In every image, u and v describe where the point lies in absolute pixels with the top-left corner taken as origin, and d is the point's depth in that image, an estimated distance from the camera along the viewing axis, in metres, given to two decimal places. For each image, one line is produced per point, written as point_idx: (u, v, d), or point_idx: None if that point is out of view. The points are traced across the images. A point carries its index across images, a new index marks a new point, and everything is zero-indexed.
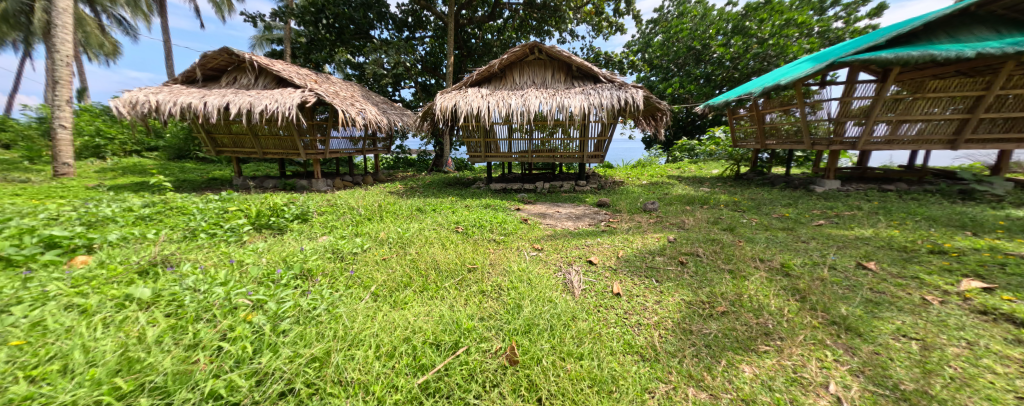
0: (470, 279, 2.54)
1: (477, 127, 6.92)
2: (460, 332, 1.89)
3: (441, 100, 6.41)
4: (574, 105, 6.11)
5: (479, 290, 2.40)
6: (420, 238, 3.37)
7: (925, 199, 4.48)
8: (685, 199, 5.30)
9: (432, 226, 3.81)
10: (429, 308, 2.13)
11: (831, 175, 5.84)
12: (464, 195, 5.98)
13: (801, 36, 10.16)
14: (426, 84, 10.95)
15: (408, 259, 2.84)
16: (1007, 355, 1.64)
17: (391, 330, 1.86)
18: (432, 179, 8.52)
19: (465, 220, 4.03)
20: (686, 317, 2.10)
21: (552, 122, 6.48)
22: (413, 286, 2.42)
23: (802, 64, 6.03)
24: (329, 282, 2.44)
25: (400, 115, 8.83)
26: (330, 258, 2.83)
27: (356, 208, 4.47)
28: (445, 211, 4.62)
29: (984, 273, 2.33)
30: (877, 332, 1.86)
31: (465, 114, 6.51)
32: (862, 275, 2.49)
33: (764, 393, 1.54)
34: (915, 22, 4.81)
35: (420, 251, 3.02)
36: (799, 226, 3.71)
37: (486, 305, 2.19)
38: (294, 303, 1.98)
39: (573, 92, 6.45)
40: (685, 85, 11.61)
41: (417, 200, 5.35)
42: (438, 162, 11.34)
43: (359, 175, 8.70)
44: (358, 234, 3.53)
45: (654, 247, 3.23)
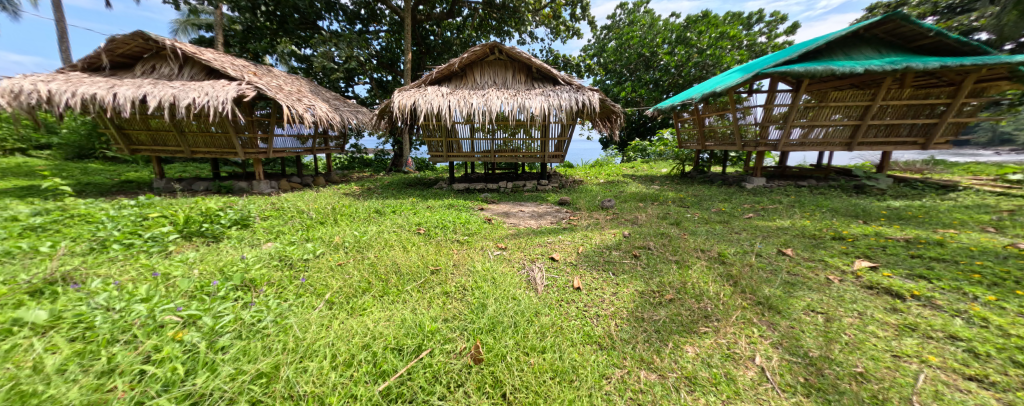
0: (434, 281, 2.53)
1: (437, 126, 6.81)
2: (424, 335, 1.89)
3: (399, 98, 6.26)
4: (534, 106, 6.23)
5: (443, 291, 2.40)
6: (383, 241, 3.29)
7: (829, 193, 5.21)
8: (637, 197, 5.64)
9: (392, 228, 3.72)
10: (390, 313, 2.10)
11: (759, 173, 6.53)
12: (425, 196, 5.90)
13: (733, 49, 11.33)
14: (382, 80, 10.63)
15: (367, 263, 2.77)
16: (886, 321, 1.97)
17: (349, 338, 1.82)
18: (391, 180, 8.30)
19: (427, 221, 3.97)
20: (640, 306, 2.27)
21: (514, 122, 6.57)
22: (373, 291, 2.37)
23: (734, 73, 6.67)
24: (276, 292, 2.30)
25: (354, 112, 8.46)
26: (278, 266, 2.67)
27: (306, 212, 4.23)
28: (406, 212, 4.51)
29: (871, 254, 2.78)
30: (793, 308, 2.15)
31: (425, 113, 6.40)
32: (785, 261, 2.83)
33: (704, 370, 1.73)
34: (820, 41, 5.55)
35: (381, 254, 2.96)
36: (733, 218, 4.14)
37: (450, 307, 2.20)
38: (235, 317, 1.86)
39: (534, 93, 6.57)
40: (637, 89, 12.31)
41: (377, 201, 5.14)
42: (395, 163, 11.03)
43: (309, 176, 8.18)
44: (309, 239, 3.35)
45: (611, 242, 3.43)
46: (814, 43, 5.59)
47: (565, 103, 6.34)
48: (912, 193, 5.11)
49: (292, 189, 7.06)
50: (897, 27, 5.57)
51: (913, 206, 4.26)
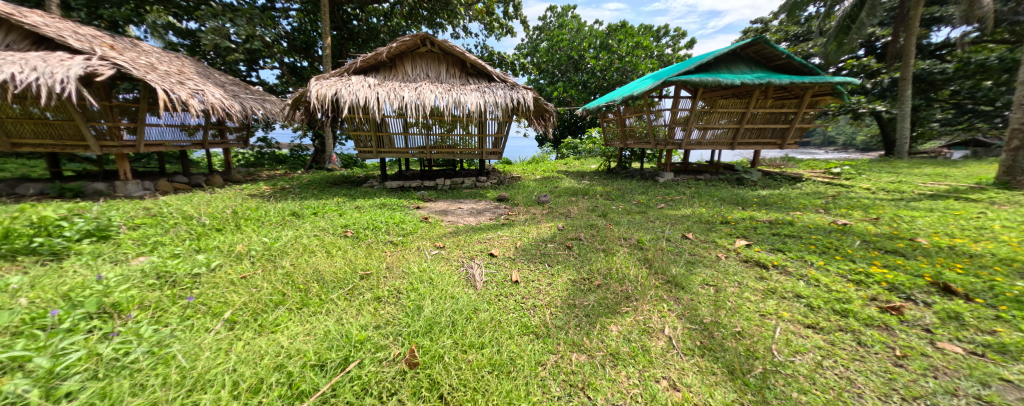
0: (363, 287, 2.43)
1: (365, 119, 6.42)
2: (351, 346, 1.82)
3: (318, 87, 5.76)
4: (469, 102, 6.21)
5: (374, 296, 2.32)
6: (302, 247, 3.03)
7: (719, 185, 6.14)
8: (569, 192, 5.98)
9: (313, 233, 3.43)
10: (310, 326, 1.97)
11: (669, 169, 7.40)
12: (353, 196, 5.54)
13: (647, 57, 12.61)
14: (295, 66, 9.67)
15: (283, 273, 2.54)
16: (756, 287, 2.43)
17: (256, 362, 1.66)
18: (311, 178, 7.57)
19: (355, 223, 3.75)
20: (572, 294, 2.46)
21: (449, 118, 6.47)
22: (289, 304, 2.19)
23: (647, 79, 7.46)
24: (152, 316, 1.96)
25: (257, 101, 7.52)
26: (153, 285, 2.27)
27: (196, 218, 3.65)
28: (329, 214, 4.19)
29: (748, 234, 3.39)
30: (693, 284, 2.53)
31: (350, 105, 5.98)
32: (689, 244, 3.28)
33: (624, 345, 1.94)
34: (710, 56, 6.50)
35: (300, 262, 2.73)
36: (649, 209, 4.67)
37: (382, 312, 2.14)
38: (86, 352, 1.56)
39: (468, 88, 6.54)
40: (567, 89, 13.01)
41: (291, 203, 4.67)
42: (316, 160, 10.06)
43: (199, 175, 7.11)
44: (202, 249, 2.91)
45: (547, 235, 3.62)
46: (706, 58, 6.52)
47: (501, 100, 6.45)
48: (774, 184, 6.32)
49: (181, 190, 5.99)
50: (763, 48, 6.77)
51: (775, 194, 5.25)
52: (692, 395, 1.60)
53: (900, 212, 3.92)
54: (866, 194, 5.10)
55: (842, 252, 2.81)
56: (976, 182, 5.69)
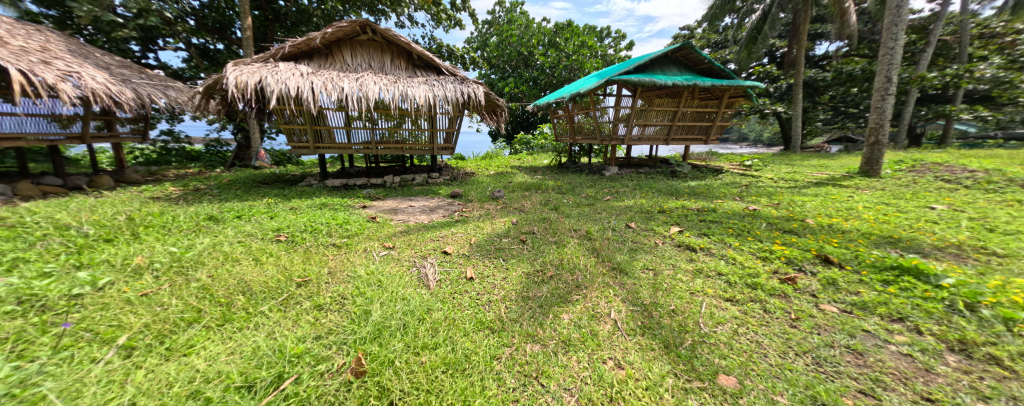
0: (301, 295, 2.30)
1: (299, 111, 5.95)
2: (287, 361, 1.71)
3: (240, 74, 5.23)
4: (416, 95, 6.02)
5: (314, 305, 2.20)
6: (220, 256, 2.74)
7: (656, 177, 6.68)
8: (522, 187, 6.10)
9: (236, 239, 3.12)
10: (234, 344, 1.81)
11: (614, 163, 7.85)
12: (288, 196, 5.13)
13: (592, 56, 13.19)
14: (206, 48, 8.77)
15: (198, 287, 2.28)
16: (686, 269, 2.71)
17: (165, 391, 1.50)
18: (233, 178, 6.84)
19: (291, 226, 3.50)
20: (526, 286, 2.53)
21: (395, 111, 6.22)
22: (205, 322, 1.98)
23: (592, 78, 7.82)
24: (12, 350, 1.63)
25: (158, 87, 6.62)
26: (11, 312, 1.86)
27: (77, 227, 3.09)
28: (257, 217, 3.83)
29: (681, 221, 3.75)
30: (635, 269, 2.75)
31: (279, 94, 5.51)
32: (631, 232, 3.55)
33: (575, 331, 2.05)
34: (646, 58, 7.00)
35: (219, 274, 2.47)
36: (597, 201, 4.94)
37: (324, 321, 2.04)
38: None
39: (416, 81, 6.34)
40: (518, 85, 13.18)
41: (207, 206, 4.18)
42: (240, 157, 9.24)
43: (81, 175, 6.13)
44: (84, 264, 2.46)
45: (501, 230, 3.68)
46: (642, 59, 7.01)
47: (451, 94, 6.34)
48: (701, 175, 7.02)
49: (55, 194, 4.96)
50: (690, 53, 7.45)
51: (702, 184, 5.84)
52: (634, 371, 1.74)
53: (793, 197, 4.61)
54: (769, 183, 5.90)
55: (753, 234, 3.25)
56: (848, 172, 6.89)
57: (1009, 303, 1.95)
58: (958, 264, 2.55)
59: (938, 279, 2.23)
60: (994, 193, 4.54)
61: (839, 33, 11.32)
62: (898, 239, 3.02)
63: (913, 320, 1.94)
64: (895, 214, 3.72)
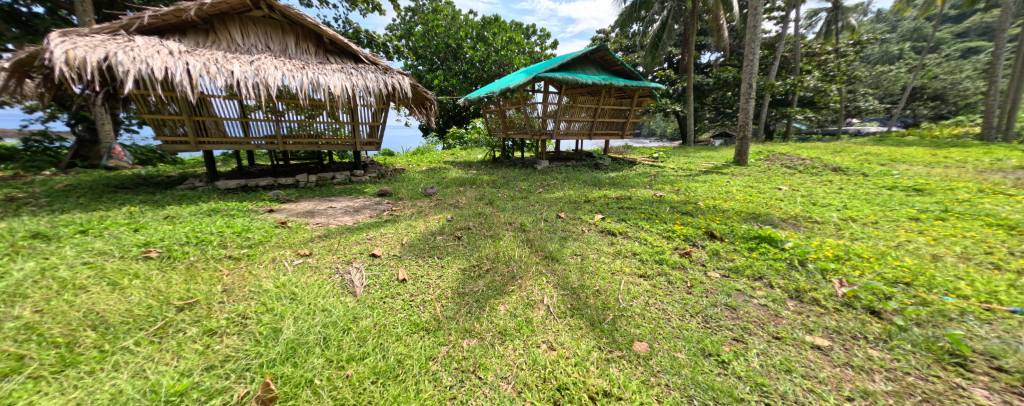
0: (184, 320, 1.93)
1: (174, 99, 4.99)
2: (164, 401, 1.43)
3: (80, 50, 4.19)
4: (327, 82, 5.43)
5: (203, 330, 1.87)
6: (55, 284, 2.13)
7: (582, 170, 7.14)
8: (457, 182, 6.01)
9: (76, 260, 2.45)
10: (79, 395, 1.44)
11: (545, 157, 8.15)
12: (163, 202, 4.26)
13: (520, 52, 13.45)
14: (16, 10, 6.83)
15: (17, 328, 1.74)
16: (608, 252, 2.96)
17: None
18: (76, 182, 5.43)
19: (168, 238, 2.91)
20: (463, 282, 2.50)
21: (303, 100, 5.55)
22: (31, 371, 1.52)
23: (520, 74, 7.98)
24: None
25: None
26: None
27: None
28: (115, 230, 3.09)
29: (605, 209, 4.07)
30: (566, 255, 2.91)
31: (142, 77, 4.54)
32: (562, 222, 3.74)
33: (512, 321, 2.09)
34: (568, 57, 7.38)
35: (53, 307, 1.92)
36: (530, 194, 5.09)
37: (219, 348, 1.75)
38: None
39: (327, 67, 5.72)
40: (448, 78, 12.87)
41: (30, 220, 3.23)
42: (80, 154, 7.41)
43: None
44: None
45: (435, 228, 3.57)
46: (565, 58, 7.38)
47: (372, 85, 5.90)
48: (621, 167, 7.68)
49: None
50: (607, 55, 8.07)
51: (621, 175, 6.40)
52: (566, 350, 1.84)
53: (690, 184, 5.34)
54: (671, 172, 6.73)
55: (661, 217, 3.67)
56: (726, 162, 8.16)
57: (829, 258, 2.56)
58: (794, 230, 3.24)
59: (783, 243, 2.81)
60: (819, 176, 5.86)
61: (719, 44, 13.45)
62: (758, 214, 3.69)
63: (768, 277, 2.43)
64: (758, 195, 4.56)
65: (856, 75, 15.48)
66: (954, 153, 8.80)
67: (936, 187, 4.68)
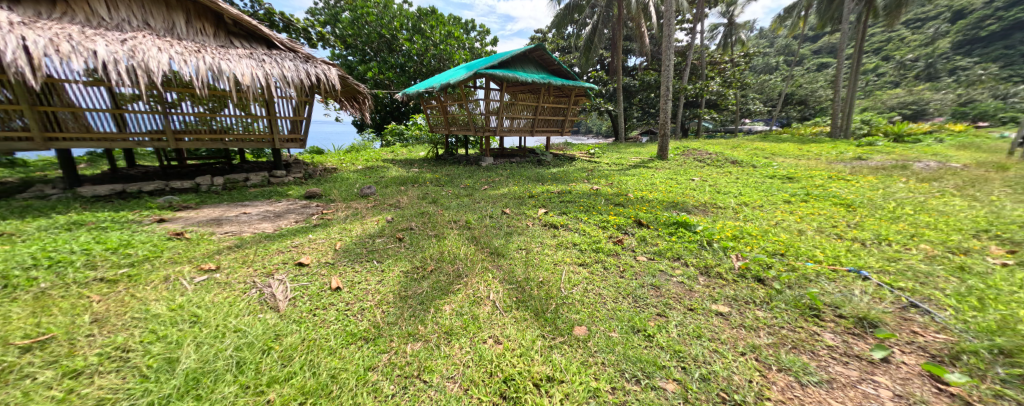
0: (43, 362, 1.59)
1: (16, 84, 4.04)
2: None
3: None
4: (232, 70, 4.77)
5: (64, 373, 1.55)
6: None
7: (526, 166, 7.33)
8: (397, 181, 5.77)
9: None
10: None
11: (489, 154, 8.18)
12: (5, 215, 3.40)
13: (460, 47, 13.24)
14: None
15: None
16: (549, 245, 3.10)
17: None
18: None
19: (19, 260, 2.36)
20: (405, 286, 2.42)
21: (201, 91, 4.84)
22: None
23: (460, 70, 7.89)
24: None
25: None
26: None
27: None
28: None
29: (547, 203, 4.24)
30: (510, 251, 2.98)
31: None
32: (507, 218, 3.81)
33: (457, 320, 2.09)
34: (507, 55, 7.48)
35: None
36: (475, 191, 5.08)
37: (95, 390, 1.48)
38: None
39: (231, 53, 5.02)
40: (383, 71, 12.20)
41: None
42: None
43: None
44: None
45: (374, 230, 3.40)
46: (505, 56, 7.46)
47: (290, 75, 5.31)
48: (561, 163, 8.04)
49: None
50: (544, 54, 8.33)
51: (561, 171, 6.69)
52: (509, 343, 1.90)
53: (621, 177, 5.79)
54: (605, 167, 7.23)
55: (597, 209, 3.95)
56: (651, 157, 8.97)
57: (728, 238, 3.01)
58: (703, 215, 3.73)
59: (694, 227, 3.22)
60: (725, 168, 6.76)
61: (642, 49, 14.73)
62: (676, 203, 4.15)
63: (684, 257, 2.76)
64: (676, 185, 5.13)
65: (748, 82, 18.17)
66: (818, 148, 10.82)
67: (802, 175, 5.74)
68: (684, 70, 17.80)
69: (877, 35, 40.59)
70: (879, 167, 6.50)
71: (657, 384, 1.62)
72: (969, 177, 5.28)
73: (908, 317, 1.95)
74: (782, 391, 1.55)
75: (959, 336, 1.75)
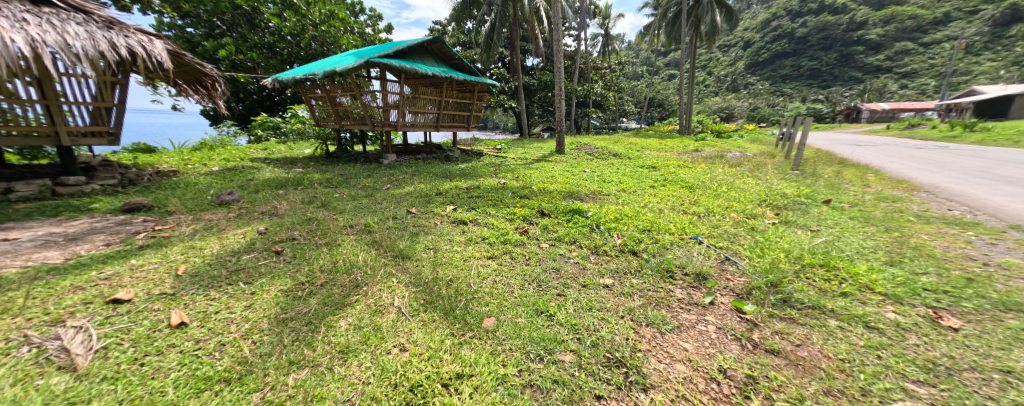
0: None
1: None
2: None
3: None
4: None
5: None
6: None
7: (432, 162, 7.05)
8: (273, 184, 4.88)
9: None
10: None
11: (391, 150, 7.60)
12: None
13: (347, 31, 11.87)
14: None
15: None
16: (456, 241, 3.02)
17: None
18: None
19: None
20: (286, 306, 2.05)
21: None
22: None
23: (348, 57, 7.06)
24: None
25: None
26: None
27: None
28: None
29: (455, 199, 4.14)
30: (417, 251, 2.81)
31: None
32: (413, 218, 3.57)
33: (355, 335, 1.85)
34: (403, 44, 7.01)
35: None
36: (376, 191, 4.64)
37: None
38: None
39: None
40: (244, 51, 10.12)
41: None
42: None
43: None
44: None
45: (241, 245, 2.79)
46: (401, 45, 6.98)
47: (76, 43, 3.74)
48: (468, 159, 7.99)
49: None
50: (442, 47, 8.09)
51: (469, 166, 6.64)
52: (417, 348, 1.77)
53: (526, 171, 6.04)
54: (511, 161, 7.46)
55: (504, 202, 4.03)
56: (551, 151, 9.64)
57: (612, 220, 3.41)
58: (593, 202, 4.15)
59: (587, 213, 3.56)
60: (610, 160, 7.69)
61: (537, 50, 15.64)
62: (573, 193, 4.52)
63: (579, 240, 3.02)
64: (571, 177, 5.59)
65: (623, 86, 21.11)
66: (675, 142, 13.26)
67: (662, 164, 6.92)
68: (573, 72, 19.56)
69: (708, 53, 51.70)
70: (708, 157, 8.32)
71: (557, 358, 1.70)
72: (756, 162, 7.21)
73: (724, 268, 2.54)
74: (649, 341, 1.81)
75: (751, 277, 2.38)
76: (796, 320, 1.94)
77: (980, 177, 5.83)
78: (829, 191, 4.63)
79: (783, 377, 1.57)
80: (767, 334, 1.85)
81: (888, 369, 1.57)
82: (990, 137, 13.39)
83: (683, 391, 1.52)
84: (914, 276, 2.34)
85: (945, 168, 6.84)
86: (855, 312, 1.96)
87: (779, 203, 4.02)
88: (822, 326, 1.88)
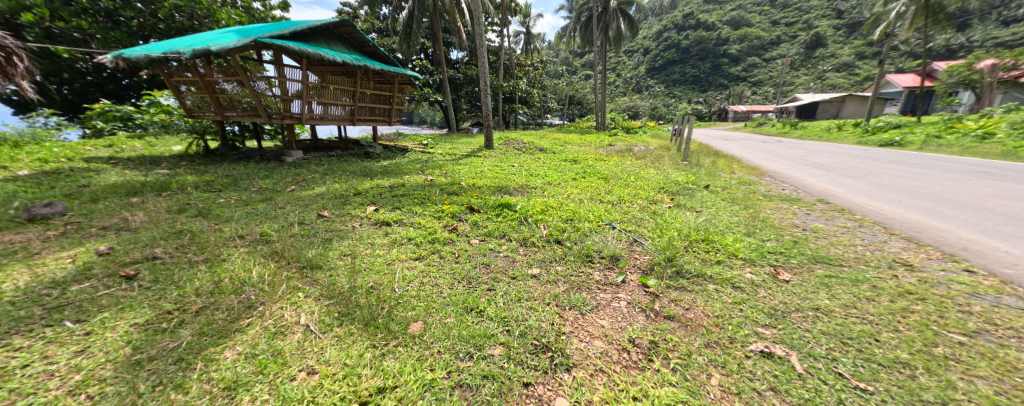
0: None
1: None
2: None
3: None
4: None
5: None
6: None
7: (349, 160, 6.41)
8: (123, 190, 3.86)
9: None
10: None
11: (295, 146, 6.66)
12: None
13: (227, 4, 9.96)
14: None
15: None
16: (377, 244, 2.78)
17: None
18: None
19: None
20: (144, 342, 1.63)
21: None
22: None
23: (229, 34, 5.93)
24: None
25: None
26: None
27: None
28: None
29: (376, 199, 3.81)
30: (330, 259, 2.51)
31: None
32: (325, 222, 3.18)
33: (246, 364, 1.56)
34: (303, 25, 6.15)
35: None
36: (276, 194, 4.02)
37: None
38: None
39: None
40: (68, 17, 7.75)
41: None
42: None
43: None
44: None
45: (71, 272, 2.14)
46: (300, 26, 6.12)
47: None
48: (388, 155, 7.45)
49: None
50: (353, 32, 7.33)
51: (391, 163, 6.21)
52: (329, 367, 1.58)
53: (453, 167, 5.87)
54: (438, 157, 7.20)
55: (432, 200, 3.85)
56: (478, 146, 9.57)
57: (539, 212, 3.54)
58: (521, 195, 4.23)
59: (515, 207, 3.61)
60: (535, 154, 7.97)
61: (461, 43, 15.35)
62: (503, 187, 4.56)
63: (509, 233, 3.05)
64: (500, 172, 5.62)
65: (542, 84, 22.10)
66: (590, 137, 14.43)
67: (581, 158, 7.43)
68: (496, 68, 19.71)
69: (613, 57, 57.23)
70: (619, 151, 9.22)
71: (487, 353, 1.69)
72: (656, 155, 8.24)
73: (633, 249, 2.83)
74: (573, 323, 1.92)
75: (653, 255, 2.69)
76: (686, 288, 2.26)
77: (803, 163, 7.62)
78: (708, 178, 5.52)
79: (676, 338, 1.81)
80: (665, 303, 2.12)
81: (747, 319, 1.92)
82: (808, 132, 17.57)
83: (600, 365, 1.65)
84: (762, 242, 2.93)
85: (782, 158, 8.74)
86: (726, 276, 2.36)
87: (674, 190, 4.64)
88: (705, 290, 2.23)
